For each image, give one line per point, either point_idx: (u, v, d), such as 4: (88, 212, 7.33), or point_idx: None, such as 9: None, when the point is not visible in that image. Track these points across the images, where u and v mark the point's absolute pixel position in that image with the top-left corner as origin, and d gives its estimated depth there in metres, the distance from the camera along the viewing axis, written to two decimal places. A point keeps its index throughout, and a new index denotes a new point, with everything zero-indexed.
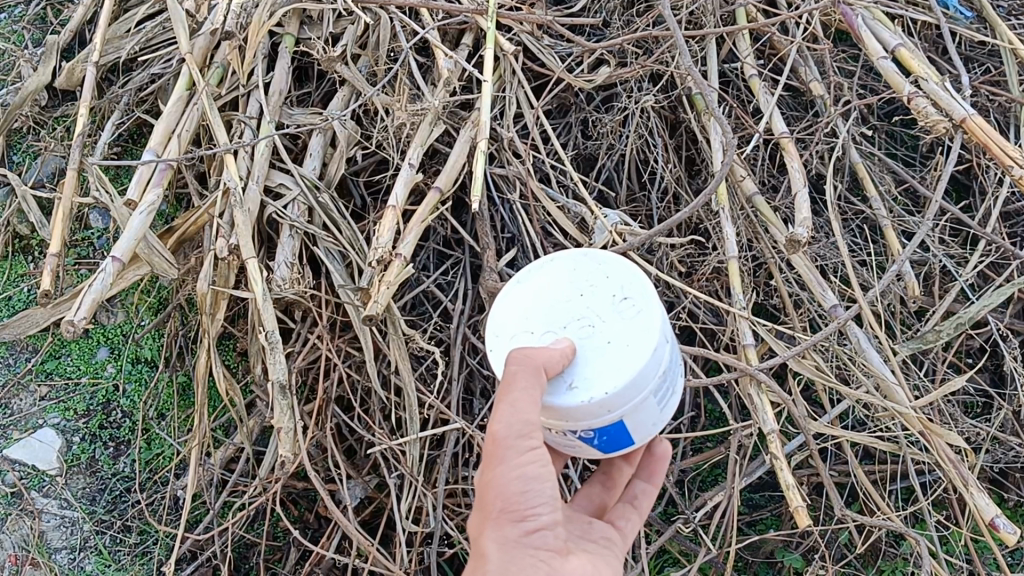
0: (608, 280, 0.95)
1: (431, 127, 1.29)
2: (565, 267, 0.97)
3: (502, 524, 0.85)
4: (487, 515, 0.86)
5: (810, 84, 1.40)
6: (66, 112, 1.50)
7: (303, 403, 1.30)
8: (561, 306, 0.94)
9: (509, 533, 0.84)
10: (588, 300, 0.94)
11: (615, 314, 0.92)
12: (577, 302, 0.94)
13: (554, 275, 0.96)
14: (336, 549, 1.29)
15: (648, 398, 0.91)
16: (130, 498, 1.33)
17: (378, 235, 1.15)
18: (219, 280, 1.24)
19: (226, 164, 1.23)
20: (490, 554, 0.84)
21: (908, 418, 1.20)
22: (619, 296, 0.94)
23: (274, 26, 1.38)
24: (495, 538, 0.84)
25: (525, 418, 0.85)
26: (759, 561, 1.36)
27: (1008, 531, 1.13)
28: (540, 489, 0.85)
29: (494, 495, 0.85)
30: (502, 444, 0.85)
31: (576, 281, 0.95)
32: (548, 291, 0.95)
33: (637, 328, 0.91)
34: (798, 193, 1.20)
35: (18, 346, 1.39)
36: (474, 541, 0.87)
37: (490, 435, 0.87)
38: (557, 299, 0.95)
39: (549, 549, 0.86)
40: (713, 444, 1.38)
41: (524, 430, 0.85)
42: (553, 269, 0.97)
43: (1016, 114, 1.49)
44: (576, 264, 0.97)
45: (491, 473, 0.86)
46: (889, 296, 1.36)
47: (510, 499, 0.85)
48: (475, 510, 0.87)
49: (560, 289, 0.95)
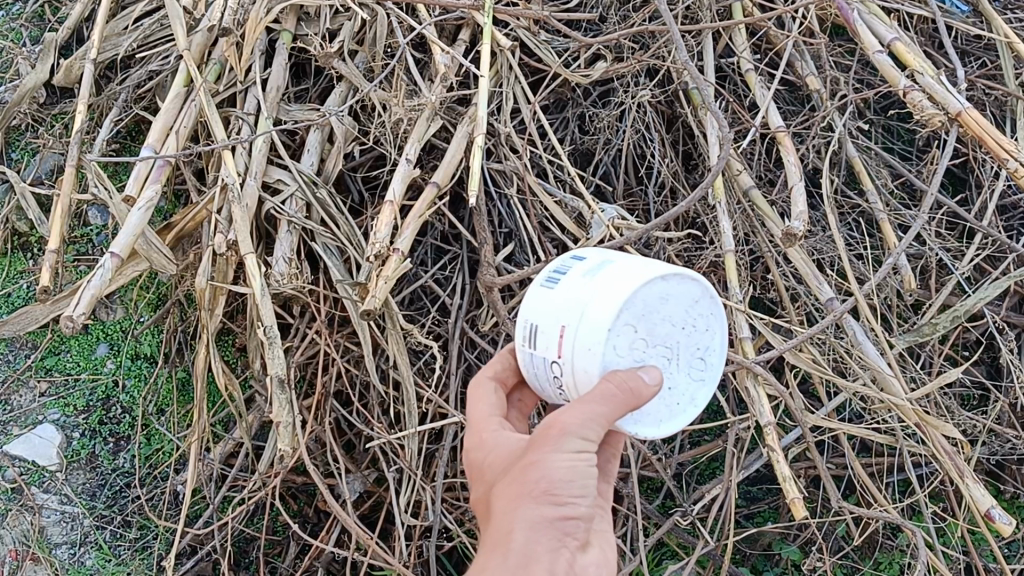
0: (704, 334, 0.95)
1: (428, 123, 1.29)
2: (690, 294, 0.93)
3: (539, 506, 0.83)
4: (522, 494, 0.84)
5: (807, 78, 1.42)
6: (64, 109, 1.50)
7: (303, 397, 1.31)
8: (663, 328, 0.92)
9: (541, 518, 0.83)
10: (682, 338, 0.94)
11: (687, 366, 0.95)
12: (674, 331, 0.93)
13: (681, 293, 0.92)
14: (336, 543, 1.30)
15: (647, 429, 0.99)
16: (131, 493, 1.34)
17: (376, 230, 1.15)
18: (217, 275, 1.25)
19: (225, 160, 1.24)
20: (516, 532, 0.83)
21: (904, 410, 1.20)
22: (697, 352, 0.95)
23: (272, 22, 1.38)
24: (526, 518, 0.83)
25: (591, 420, 0.84)
26: (757, 553, 1.37)
27: (1004, 523, 1.15)
28: (583, 483, 0.84)
29: (538, 476, 0.84)
30: (559, 433, 0.84)
31: (686, 313, 0.93)
32: (668, 304, 0.91)
33: (693, 391, 0.96)
34: (794, 186, 1.21)
35: (18, 343, 1.39)
36: (499, 513, 0.85)
37: (550, 420, 0.85)
38: (662, 316, 0.91)
39: (572, 538, 0.85)
40: (711, 437, 1.39)
41: (586, 429, 0.84)
42: (684, 289, 0.92)
43: (1012, 107, 1.50)
44: (693, 293, 0.93)
45: (540, 454, 0.84)
46: (885, 288, 1.37)
47: (552, 484, 0.83)
48: (510, 485, 0.85)
49: (673, 313, 0.92)
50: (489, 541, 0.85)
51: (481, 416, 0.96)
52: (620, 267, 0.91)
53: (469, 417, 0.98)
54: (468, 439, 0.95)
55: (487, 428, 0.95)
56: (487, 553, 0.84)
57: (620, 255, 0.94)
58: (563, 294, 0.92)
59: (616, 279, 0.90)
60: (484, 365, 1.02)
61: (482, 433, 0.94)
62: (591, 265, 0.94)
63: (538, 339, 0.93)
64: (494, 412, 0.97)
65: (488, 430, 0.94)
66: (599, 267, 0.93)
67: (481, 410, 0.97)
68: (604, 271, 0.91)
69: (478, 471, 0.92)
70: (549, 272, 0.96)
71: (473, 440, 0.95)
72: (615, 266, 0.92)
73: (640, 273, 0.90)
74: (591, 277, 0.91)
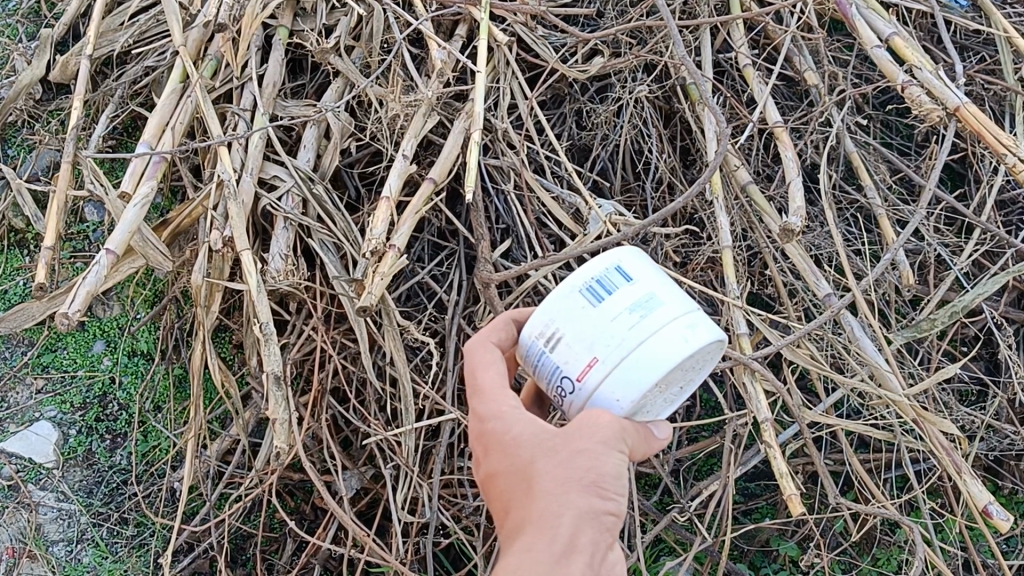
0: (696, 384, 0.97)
1: (425, 118, 1.29)
2: (712, 355, 0.93)
3: (585, 497, 0.86)
4: (569, 484, 0.86)
5: (805, 74, 1.42)
6: (60, 105, 1.49)
7: (299, 394, 1.30)
8: (677, 383, 0.92)
9: (588, 508, 0.86)
10: (686, 386, 0.95)
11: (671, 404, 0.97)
12: (682, 382, 0.94)
13: (706, 355, 0.92)
14: (334, 540, 1.30)
15: None
16: (127, 490, 1.34)
17: (372, 226, 1.15)
18: (214, 272, 1.25)
19: (221, 156, 1.23)
20: (566, 520, 0.85)
21: (901, 406, 1.19)
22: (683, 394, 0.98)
23: (268, 17, 1.38)
24: (576, 508, 0.85)
25: (628, 428, 0.88)
26: (754, 549, 1.37)
27: (1002, 519, 1.14)
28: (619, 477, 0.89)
29: (585, 467, 0.86)
30: (607, 430, 0.86)
31: (696, 370, 0.93)
32: (693, 363, 0.91)
33: None
34: (792, 182, 1.21)
35: (14, 339, 1.39)
36: (543, 499, 0.86)
37: (595, 417, 0.87)
38: (684, 373, 0.91)
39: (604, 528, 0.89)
40: (709, 434, 1.38)
41: (626, 433, 0.88)
42: (710, 354, 0.92)
43: (1011, 102, 1.49)
44: (714, 354, 0.93)
45: (585, 447, 0.86)
46: (883, 284, 1.37)
47: (599, 477, 0.86)
48: (556, 470, 0.87)
49: (690, 372, 0.92)
50: (532, 527, 0.86)
51: (492, 385, 0.93)
52: (670, 318, 0.88)
53: (477, 383, 0.94)
54: (484, 407, 0.92)
55: (502, 399, 0.92)
56: (529, 537, 0.85)
57: (670, 294, 0.91)
58: (605, 322, 0.88)
59: (664, 335, 0.87)
60: (485, 329, 0.98)
61: (498, 403, 0.92)
62: (639, 297, 0.89)
63: (560, 347, 0.90)
64: (505, 381, 0.94)
65: (504, 402, 0.92)
66: (647, 303, 0.89)
67: (492, 379, 0.94)
68: (654, 317, 0.88)
69: (499, 446, 0.90)
70: (594, 283, 0.91)
71: (489, 410, 0.92)
72: (666, 312, 0.89)
73: (688, 337, 0.88)
74: (640, 319, 0.88)
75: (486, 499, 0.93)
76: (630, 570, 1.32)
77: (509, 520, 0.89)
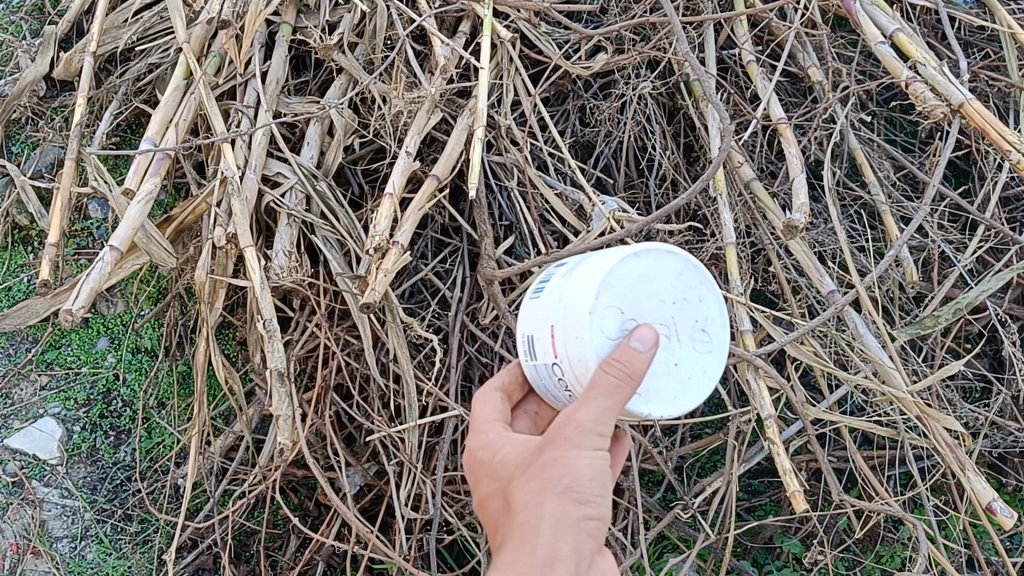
0: (699, 305, 0.94)
1: (428, 115, 1.29)
2: (675, 268, 0.93)
3: (561, 503, 0.83)
4: (545, 492, 0.84)
5: (809, 70, 1.40)
6: (64, 102, 1.50)
7: (303, 390, 1.31)
8: (653, 305, 0.92)
9: (566, 515, 0.83)
10: (674, 312, 0.93)
11: (689, 341, 0.94)
12: (665, 307, 0.92)
13: (663, 271, 0.93)
14: (337, 536, 1.30)
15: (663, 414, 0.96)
16: (131, 486, 1.34)
17: (376, 222, 1.14)
18: (217, 269, 1.24)
19: (225, 153, 1.23)
20: (543, 530, 0.83)
21: (906, 403, 1.20)
22: (700, 325, 0.94)
23: (272, 14, 1.38)
24: (553, 515, 0.83)
25: (610, 407, 0.85)
26: (758, 546, 1.37)
27: (1006, 516, 1.13)
28: (604, 481, 0.85)
29: (561, 473, 0.84)
30: (576, 427, 0.84)
31: (672, 290, 0.93)
32: (652, 279, 0.91)
33: (704, 365, 0.94)
34: (796, 178, 1.19)
35: (18, 336, 1.39)
36: (523, 513, 0.85)
37: (565, 415, 0.85)
38: (648, 295, 0.91)
39: (595, 540, 0.86)
40: (712, 430, 1.39)
41: (602, 429, 0.84)
42: (665, 263, 0.93)
43: (1015, 99, 1.49)
44: (672, 266, 0.93)
45: (558, 453, 0.85)
46: (888, 281, 1.36)
47: (575, 482, 0.84)
48: (531, 481, 0.85)
49: (660, 287, 0.92)
50: (515, 542, 0.84)
51: (486, 419, 0.98)
52: (595, 258, 0.93)
53: (473, 420, 0.99)
54: (475, 440, 0.96)
55: (492, 430, 0.96)
56: (511, 551, 0.84)
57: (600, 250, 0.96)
58: (549, 297, 0.93)
59: (592, 267, 0.91)
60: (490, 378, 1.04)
61: (487, 433, 0.95)
62: (570, 265, 0.95)
63: (535, 347, 0.94)
64: (500, 416, 0.98)
65: (493, 431, 0.96)
66: (577, 264, 0.94)
67: (486, 414, 0.98)
68: (582, 266, 0.93)
69: (488, 470, 0.92)
70: (536, 284, 0.98)
71: (479, 441, 0.95)
72: (592, 258, 0.93)
73: (614, 256, 0.91)
74: (568, 275, 0.93)
75: (483, 524, 0.94)
76: (633, 567, 1.32)
77: (498, 538, 0.88)
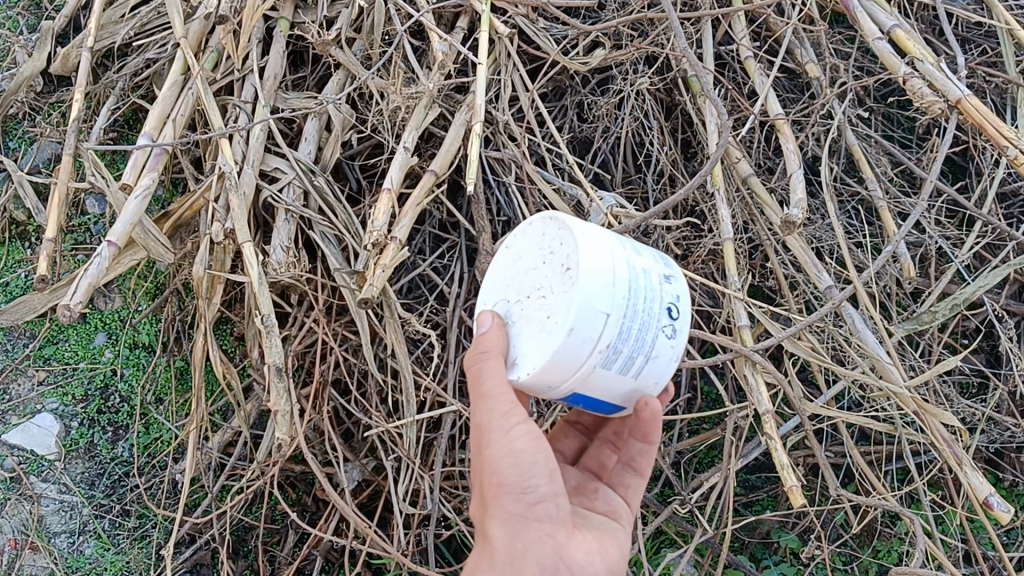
0: (564, 248, 0.92)
1: (427, 110, 1.28)
2: (539, 234, 0.95)
3: (503, 500, 0.90)
4: (487, 496, 0.91)
5: (807, 66, 1.41)
6: (62, 97, 1.50)
7: (301, 386, 1.31)
8: (526, 275, 0.95)
9: (511, 509, 0.90)
10: (541, 271, 0.93)
11: (558, 286, 0.90)
12: (534, 272, 0.94)
13: (529, 241, 0.96)
14: (335, 531, 1.30)
15: (590, 370, 0.89)
16: (129, 482, 1.34)
17: (375, 218, 1.14)
18: (216, 264, 1.25)
19: (223, 148, 1.23)
20: (496, 532, 0.90)
21: (903, 398, 1.20)
22: (564, 264, 0.90)
23: (270, 10, 1.37)
24: (499, 516, 0.90)
25: (502, 392, 0.91)
26: (756, 541, 1.37)
27: (1003, 510, 1.13)
28: (533, 462, 0.90)
29: (490, 475, 0.91)
30: (486, 425, 0.91)
31: (537, 252, 0.94)
32: (520, 257, 0.97)
33: (570, 300, 0.88)
34: (794, 174, 1.19)
35: (16, 332, 1.39)
36: (481, 523, 0.93)
37: (476, 420, 0.92)
38: (520, 271, 0.96)
39: (553, 521, 0.91)
40: (710, 426, 1.39)
41: (509, 412, 0.90)
42: (531, 235, 0.96)
43: (1013, 95, 1.49)
44: (535, 232, 0.96)
45: (484, 455, 0.92)
46: (885, 277, 1.37)
47: (503, 475, 0.90)
48: (477, 491, 0.93)
49: (528, 257, 0.96)
50: (481, 550, 0.92)
51: None
52: None
53: None
54: None
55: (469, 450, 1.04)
56: (478, 559, 0.92)
57: None
58: None
59: None
60: None
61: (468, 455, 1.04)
62: None
63: None
64: None
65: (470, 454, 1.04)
66: None
67: None
68: None
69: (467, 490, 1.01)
70: None
71: None
72: None
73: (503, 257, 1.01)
74: None
75: None
76: (631, 562, 1.32)
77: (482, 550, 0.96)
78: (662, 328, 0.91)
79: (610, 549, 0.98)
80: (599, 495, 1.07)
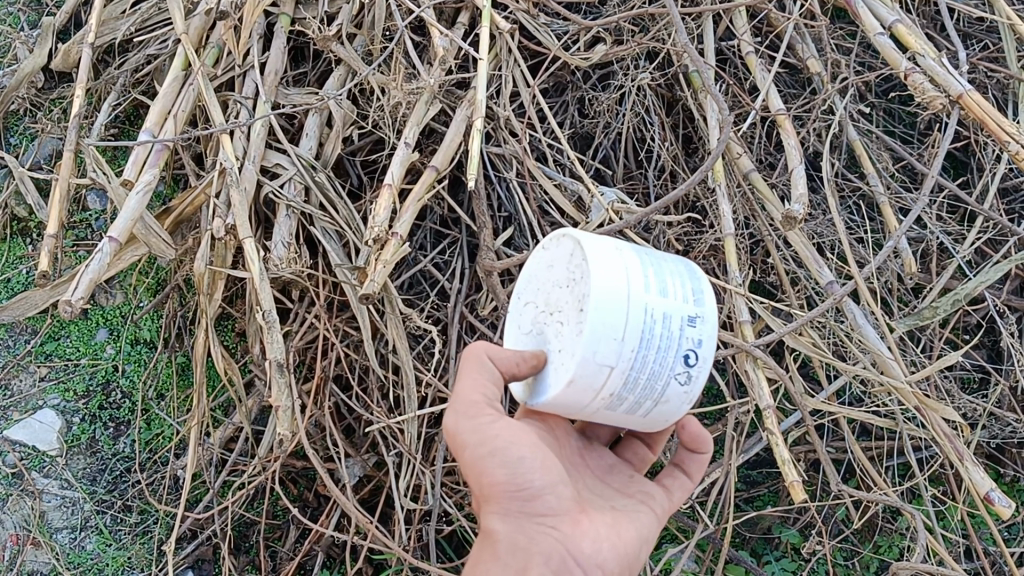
0: (584, 283, 0.91)
1: (427, 107, 1.29)
2: (570, 253, 0.94)
3: (496, 498, 0.91)
4: (479, 496, 0.92)
5: (808, 62, 1.40)
6: (62, 93, 1.49)
7: (303, 381, 1.31)
8: (551, 291, 0.96)
9: (505, 505, 0.91)
10: (564, 296, 0.93)
11: (573, 322, 0.91)
12: (558, 292, 0.94)
13: (561, 256, 0.95)
14: (336, 526, 1.30)
15: (596, 408, 0.91)
16: (131, 477, 1.34)
17: (375, 213, 1.14)
18: (216, 260, 1.25)
19: (224, 144, 1.23)
20: (493, 528, 0.91)
21: (904, 393, 1.20)
22: (582, 305, 0.90)
23: (270, 5, 1.37)
24: (495, 512, 0.91)
25: (474, 396, 0.92)
26: (756, 536, 1.37)
27: (1003, 506, 1.14)
28: (518, 456, 0.91)
29: (476, 476, 0.91)
30: (463, 429, 0.92)
31: (565, 275, 0.94)
32: (552, 267, 0.96)
33: (580, 347, 0.89)
34: (794, 169, 1.19)
35: (17, 328, 1.39)
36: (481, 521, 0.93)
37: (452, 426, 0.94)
38: (549, 282, 0.97)
39: (550, 511, 0.92)
40: (711, 421, 1.39)
41: (482, 413, 0.92)
42: (563, 251, 0.95)
43: (1014, 90, 1.49)
44: (567, 250, 0.94)
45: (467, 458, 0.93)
46: (886, 273, 1.37)
47: (490, 473, 0.90)
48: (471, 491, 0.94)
49: (557, 274, 0.95)
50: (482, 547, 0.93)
51: None
52: None
53: None
54: None
55: None
56: (479, 556, 0.93)
57: None
58: None
59: None
60: None
61: None
62: None
63: None
64: None
65: None
66: None
67: None
68: None
69: None
70: None
71: None
72: None
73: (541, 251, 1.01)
74: None
75: None
76: None
77: None
78: (674, 377, 0.90)
79: (624, 534, 0.96)
80: (637, 482, 1.04)
